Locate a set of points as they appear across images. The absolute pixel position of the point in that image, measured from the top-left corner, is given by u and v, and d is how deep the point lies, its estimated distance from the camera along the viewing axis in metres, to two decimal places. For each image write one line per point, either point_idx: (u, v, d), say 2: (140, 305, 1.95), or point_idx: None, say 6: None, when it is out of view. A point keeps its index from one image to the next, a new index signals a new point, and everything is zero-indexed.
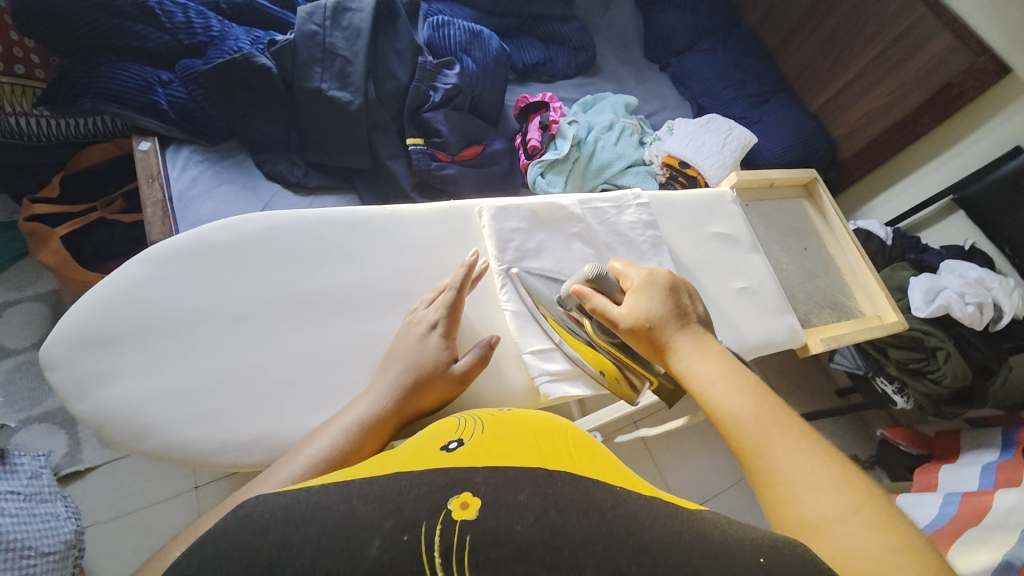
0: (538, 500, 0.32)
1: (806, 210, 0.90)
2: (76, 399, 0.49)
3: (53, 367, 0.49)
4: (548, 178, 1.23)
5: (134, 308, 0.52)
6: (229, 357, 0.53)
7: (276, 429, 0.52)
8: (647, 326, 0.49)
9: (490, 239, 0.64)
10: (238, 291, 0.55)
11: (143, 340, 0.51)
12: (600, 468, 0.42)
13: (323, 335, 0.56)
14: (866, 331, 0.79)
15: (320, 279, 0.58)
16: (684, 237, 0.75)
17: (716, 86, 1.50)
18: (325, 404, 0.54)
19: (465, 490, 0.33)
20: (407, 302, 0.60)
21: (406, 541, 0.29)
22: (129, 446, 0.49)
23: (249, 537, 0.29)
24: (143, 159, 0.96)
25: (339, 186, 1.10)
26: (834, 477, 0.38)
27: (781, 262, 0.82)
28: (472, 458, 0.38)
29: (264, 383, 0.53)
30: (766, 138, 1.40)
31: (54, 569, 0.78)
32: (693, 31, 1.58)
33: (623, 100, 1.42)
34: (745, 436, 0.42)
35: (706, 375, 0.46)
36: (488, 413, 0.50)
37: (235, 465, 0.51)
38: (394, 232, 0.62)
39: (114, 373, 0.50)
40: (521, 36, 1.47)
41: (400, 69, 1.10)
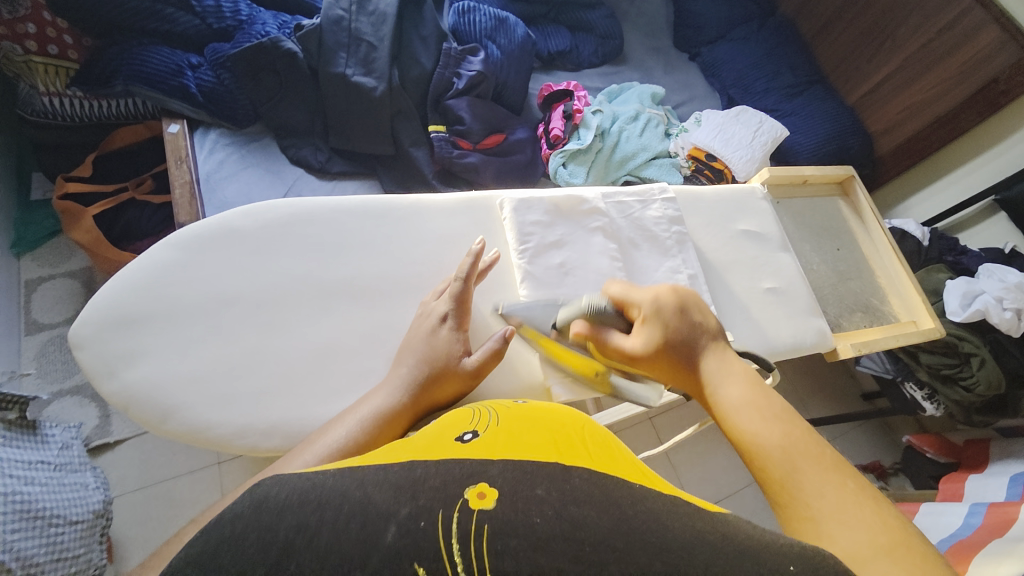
0: (557, 495, 0.32)
1: (840, 209, 0.87)
2: (104, 378, 0.50)
3: (83, 346, 0.50)
4: (570, 169, 1.21)
5: (161, 291, 0.53)
6: (251, 343, 0.54)
7: (295, 415, 0.53)
8: (664, 332, 0.47)
9: (511, 231, 0.64)
10: (260, 277, 0.56)
11: (169, 323, 0.52)
12: (618, 466, 0.41)
13: (344, 324, 0.57)
14: (899, 336, 0.76)
15: (341, 267, 0.58)
16: (710, 234, 0.73)
17: (747, 77, 1.45)
18: (342, 392, 0.54)
19: (482, 481, 0.33)
20: (424, 291, 0.60)
21: (423, 529, 0.29)
22: (154, 425, 0.50)
23: (266, 518, 0.29)
24: (172, 141, 0.98)
25: (361, 172, 1.11)
26: (863, 513, 0.36)
27: (811, 261, 0.80)
28: (486, 451, 0.38)
29: (283, 369, 0.54)
30: (798, 132, 1.35)
31: (79, 538, 0.81)
32: (725, 20, 1.53)
33: (650, 90, 1.38)
34: (773, 470, 0.40)
35: (731, 402, 0.44)
36: (505, 406, 0.49)
37: (254, 448, 0.52)
38: (413, 222, 0.62)
39: (140, 354, 0.51)
40: (547, 23, 1.44)
41: (424, 55, 1.09)
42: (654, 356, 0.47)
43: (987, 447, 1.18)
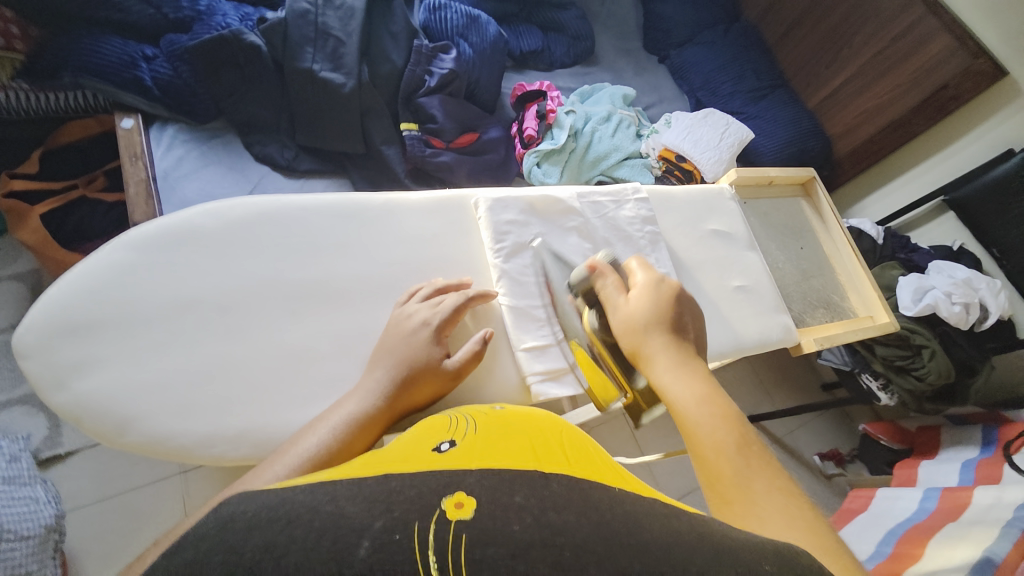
0: (535, 502, 0.32)
1: (803, 209, 0.90)
2: (53, 388, 0.47)
3: (28, 356, 0.47)
4: (544, 169, 1.22)
5: (115, 295, 0.50)
6: (215, 348, 0.51)
7: (263, 422, 0.51)
8: (654, 304, 0.51)
9: (487, 231, 0.63)
10: (224, 279, 0.53)
11: (123, 329, 0.49)
12: (596, 470, 0.41)
13: (314, 327, 0.55)
14: (858, 330, 0.79)
15: (311, 269, 0.56)
16: (682, 233, 0.74)
17: (714, 79, 1.49)
18: (313, 398, 0.53)
19: (459, 492, 0.33)
20: (399, 293, 0.59)
21: (397, 541, 0.28)
22: (110, 438, 0.47)
23: (231, 538, 0.28)
24: (126, 137, 0.92)
25: (330, 170, 1.08)
26: (802, 525, 0.35)
27: (777, 259, 0.82)
28: (465, 461, 0.38)
29: (250, 375, 0.52)
30: (762, 134, 1.40)
31: (32, 557, 0.76)
32: (692, 23, 1.57)
33: (622, 91, 1.40)
34: (719, 464, 0.39)
35: (689, 394, 0.44)
36: (480, 412, 0.49)
37: (221, 458, 0.50)
38: (386, 222, 0.61)
39: (92, 363, 0.48)
40: (520, 22, 1.44)
41: (394, 52, 1.07)
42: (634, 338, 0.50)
43: (938, 433, 1.25)
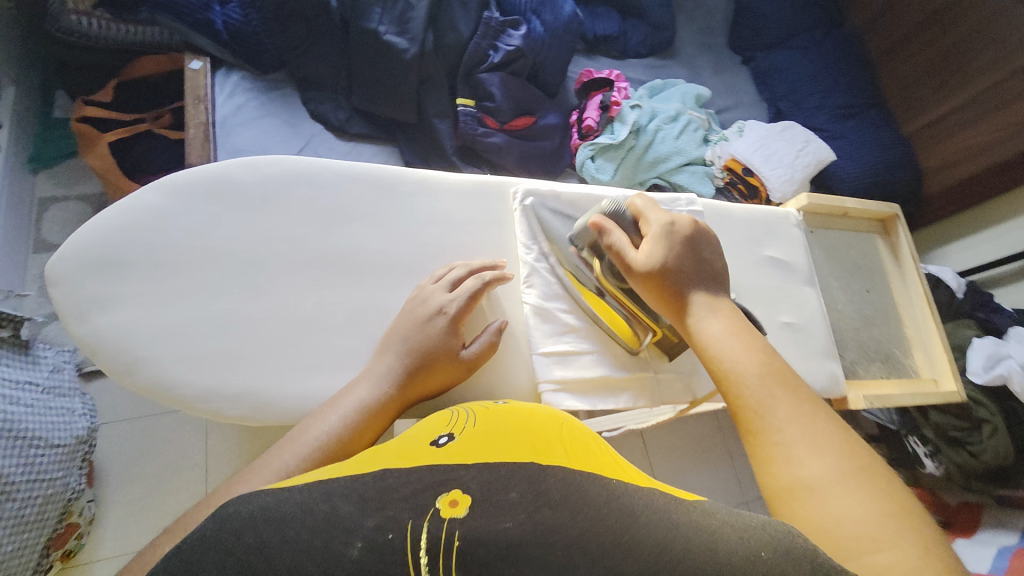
0: (529, 497, 0.32)
1: (877, 248, 0.79)
2: (75, 319, 0.48)
3: (58, 284, 0.48)
4: (598, 163, 1.16)
5: (147, 236, 0.50)
6: (234, 303, 0.51)
7: (265, 386, 0.50)
8: (669, 250, 0.50)
9: (521, 224, 0.60)
10: (255, 234, 0.53)
11: (150, 271, 0.50)
12: (595, 460, 0.41)
13: (332, 297, 0.54)
14: (916, 394, 0.70)
15: (338, 237, 0.55)
16: (736, 256, 0.66)
17: (800, 90, 1.38)
18: (320, 368, 0.52)
19: (455, 488, 0.32)
20: (421, 275, 0.56)
21: (390, 540, 0.28)
22: (122, 376, 0.48)
23: (228, 538, 0.28)
24: (192, 79, 0.94)
25: (381, 136, 1.06)
26: (826, 443, 0.40)
27: (836, 301, 0.72)
28: (460, 456, 0.37)
29: (263, 334, 0.51)
30: (844, 157, 1.28)
31: (60, 460, 0.82)
32: (787, 25, 1.44)
33: (695, 91, 1.32)
34: (747, 397, 0.43)
35: (713, 332, 0.47)
36: (481, 405, 0.48)
37: (218, 413, 0.50)
38: (422, 200, 0.58)
39: (115, 300, 0.49)
40: (598, 4, 1.38)
41: (462, 21, 1.02)
42: (645, 275, 0.50)
43: (979, 514, 1.13)
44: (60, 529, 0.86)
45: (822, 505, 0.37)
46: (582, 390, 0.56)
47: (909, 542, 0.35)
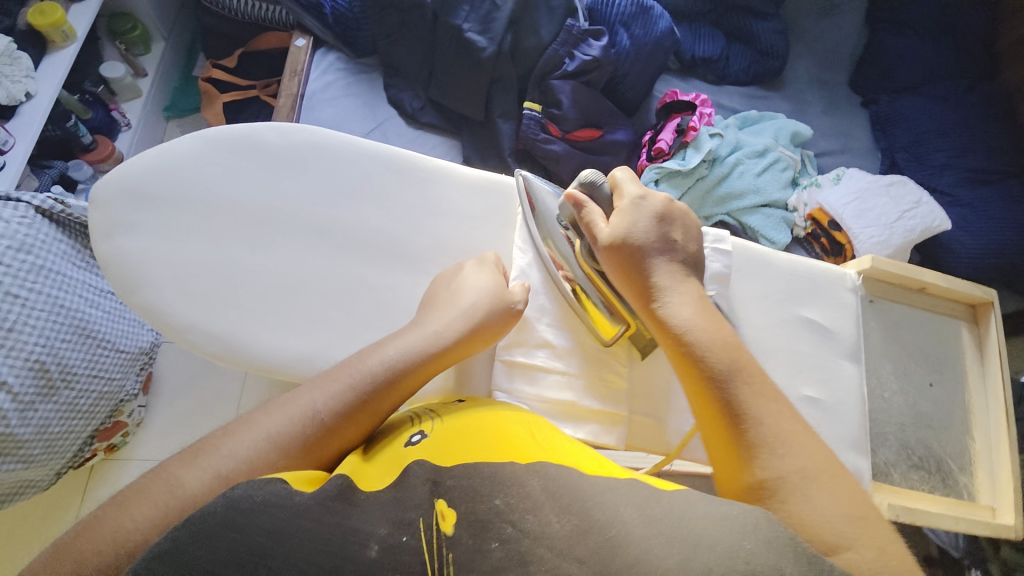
0: (514, 503, 0.37)
1: (960, 338, 0.66)
2: (102, 238, 0.53)
3: (98, 205, 0.53)
4: (661, 188, 1.10)
5: (177, 177, 0.55)
6: (233, 253, 0.54)
7: (242, 334, 0.53)
8: (637, 224, 0.53)
9: (520, 228, 0.59)
10: (268, 192, 0.56)
11: (172, 208, 0.54)
12: (569, 454, 0.45)
13: (323, 266, 0.55)
14: (959, 519, 0.58)
15: (343, 210, 0.57)
16: (761, 309, 0.59)
17: (926, 144, 1.21)
18: (295, 329, 0.54)
19: (441, 499, 0.38)
20: (411, 261, 0.57)
21: (405, 541, 0.35)
22: (124, 295, 0.52)
23: (239, 518, 0.34)
24: (295, 54, 1.08)
25: (448, 129, 1.10)
26: (796, 442, 0.43)
27: (884, 387, 0.61)
28: (434, 453, 0.43)
29: (252, 286, 0.54)
30: (963, 228, 1.12)
31: (121, 364, 0.97)
32: (924, 69, 1.26)
33: (793, 128, 1.20)
34: (714, 394, 0.46)
35: (683, 317, 0.49)
36: (436, 404, 0.52)
37: (195, 347, 0.53)
38: (431, 189, 0.59)
39: (138, 228, 0.53)
40: (703, 24, 1.31)
41: (545, 27, 1.02)
42: (621, 259, 0.52)
43: None
44: (109, 424, 1.03)
45: (798, 502, 0.40)
46: (542, 409, 0.55)
47: (872, 544, 0.38)
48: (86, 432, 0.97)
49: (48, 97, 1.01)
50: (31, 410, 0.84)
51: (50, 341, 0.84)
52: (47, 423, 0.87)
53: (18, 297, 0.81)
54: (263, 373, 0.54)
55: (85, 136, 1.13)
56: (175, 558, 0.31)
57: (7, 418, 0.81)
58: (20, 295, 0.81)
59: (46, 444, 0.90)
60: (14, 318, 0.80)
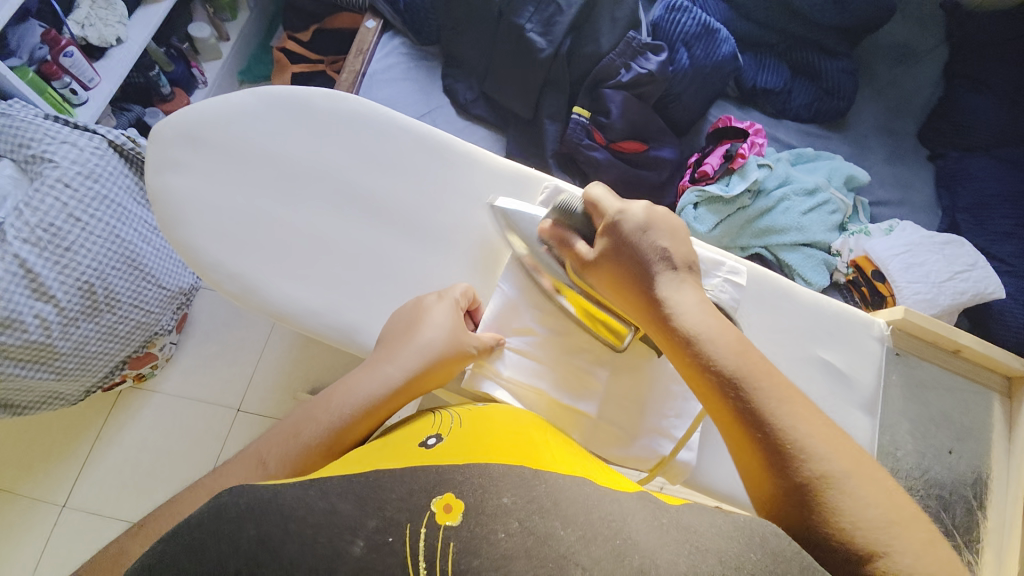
0: (520, 504, 0.37)
1: (991, 410, 0.61)
2: (153, 172, 0.57)
3: (156, 142, 0.57)
4: (699, 212, 1.08)
5: (227, 125, 0.58)
6: (263, 202, 0.57)
7: (260, 279, 0.56)
8: (618, 241, 0.50)
9: (534, 217, 0.59)
10: (306, 150, 0.58)
11: (219, 154, 0.57)
12: (584, 465, 0.46)
13: (344, 227, 0.57)
14: None
15: (373, 178, 0.59)
16: (769, 344, 0.56)
17: (991, 208, 1.15)
18: (309, 282, 0.56)
19: (449, 490, 0.37)
20: (428, 236, 0.58)
21: (390, 543, 0.34)
22: (162, 228, 0.56)
23: (230, 527, 0.33)
24: (364, 34, 1.13)
25: (495, 123, 1.12)
26: (818, 436, 0.39)
27: (899, 446, 0.57)
28: (446, 455, 0.42)
29: (276, 236, 0.56)
30: (1020, 300, 1.05)
31: (161, 301, 1.02)
32: (1002, 130, 1.20)
33: (849, 171, 1.16)
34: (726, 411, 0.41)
35: (687, 316, 0.45)
36: (465, 409, 0.53)
37: (216, 285, 0.56)
38: (460, 170, 0.60)
39: (185, 167, 0.57)
40: (770, 55, 1.28)
41: (605, 36, 1.03)
42: (608, 251, 0.51)
43: None
44: (140, 353, 1.10)
45: (838, 503, 0.36)
46: (518, 393, 0.56)
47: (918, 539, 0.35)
48: (118, 356, 1.03)
49: (135, 44, 1.09)
50: (73, 325, 0.91)
51: (102, 267, 0.91)
52: (84, 341, 0.94)
53: (80, 221, 0.88)
54: (274, 320, 0.56)
55: (164, 87, 1.23)
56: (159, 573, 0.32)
57: (50, 328, 0.89)
58: (82, 218, 0.89)
59: (80, 361, 0.96)
60: (73, 239, 0.88)
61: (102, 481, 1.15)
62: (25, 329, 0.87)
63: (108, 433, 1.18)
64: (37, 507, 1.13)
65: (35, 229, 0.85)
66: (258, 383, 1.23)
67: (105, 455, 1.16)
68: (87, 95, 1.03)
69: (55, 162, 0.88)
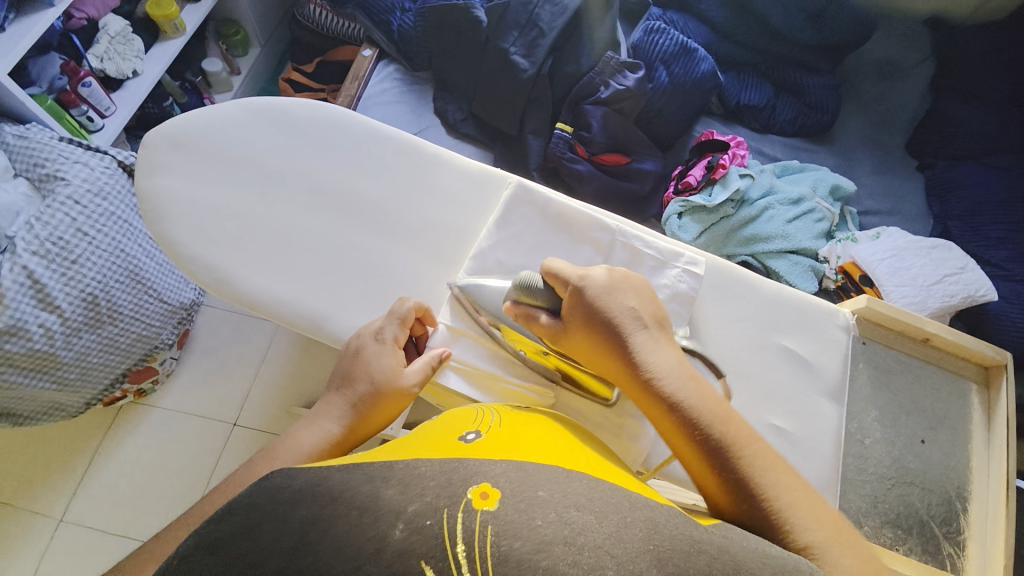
0: (558, 497, 0.32)
1: (967, 397, 0.61)
2: (140, 174, 0.61)
3: (145, 147, 0.62)
4: (684, 221, 1.10)
5: (211, 132, 0.63)
6: (240, 200, 0.61)
7: (235, 272, 0.59)
8: (581, 307, 0.50)
9: (496, 212, 0.61)
10: (282, 153, 0.63)
11: (202, 157, 0.62)
12: (618, 474, 0.42)
13: (313, 222, 0.61)
14: None
15: (343, 178, 0.62)
16: (729, 335, 0.57)
17: (982, 214, 1.14)
18: (277, 273, 0.59)
19: (487, 479, 0.33)
20: (394, 231, 0.61)
21: (429, 526, 0.30)
22: (145, 224, 0.60)
23: (276, 507, 0.30)
24: (360, 62, 1.20)
25: (483, 141, 1.17)
26: (804, 504, 0.39)
27: (866, 434, 0.58)
28: (485, 450, 0.38)
29: (249, 231, 0.60)
30: (1016, 304, 1.04)
31: (162, 315, 1.07)
32: (987, 139, 1.21)
33: (834, 180, 1.17)
34: (708, 474, 0.42)
35: (666, 376, 0.46)
36: (508, 409, 0.50)
37: (192, 277, 0.59)
38: (426, 170, 0.63)
39: (169, 169, 0.61)
40: (752, 74, 1.32)
41: (585, 57, 1.09)
42: (579, 317, 0.50)
43: None
44: (140, 367, 1.12)
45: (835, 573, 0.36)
46: (475, 383, 0.57)
47: None
48: (118, 368, 1.06)
49: (150, 75, 1.18)
50: (76, 336, 0.95)
51: (105, 279, 0.96)
52: (86, 352, 0.98)
53: (87, 235, 0.94)
54: (246, 311, 0.59)
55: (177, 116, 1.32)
56: (221, 549, 0.28)
57: (54, 338, 0.93)
58: (89, 233, 0.94)
59: (81, 371, 1.00)
60: (80, 252, 0.93)
61: (98, 494, 1.16)
62: (30, 338, 0.90)
63: (106, 447, 1.20)
64: (33, 521, 1.14)
65: (44, 242, 0.90)
66: (254, 398, 1.25)
67: (103, 469, 1.18)
68: (103, 122, 1.12)
69: (67, 180, 0.94)
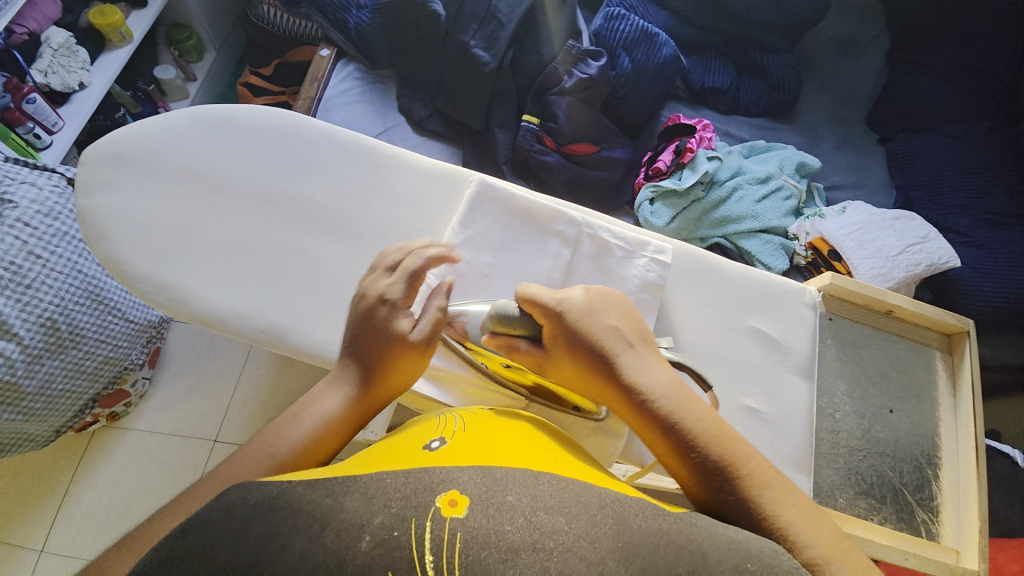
0: (526, 501, 0.32)
1: (933, 364, 0.63)
2: (82, 193, 0.58)
3: (85, 165, 0.59)
4: (655, 207, 1.11)
5: (155, 144, 0.60)
6: (190, 214, 0.59)
7: (190, 289, 0.57)
8: (562, 332, 0.49)
9: (460, 212, 0.60)
10: (232, 164, 0.60)
11: (148, 171, 0.59)
12: (590, 471, 0.41)
13: (269, 233, 0.59)
14: (909, 555, 0.57)
15: (299, 185, 0.61)
16: (700, 321, 0.58)
17: (942, 183, 1.17)
18: (235, 288, 0.57)
19: (454, 487, 0.33)
20: (355, 237, 0.60)
21: (394, 537, 0.29)
22: (91, 245, 0.57)
23: (234, 526, 0.29)
24: (318, 62, 1.17)
25: (450, 137, 1.16)
26: (799, 519, 0.40)
27: (837, 408, 0.59)
28: (448, 458, 0.38)
29: (202, 246, 0.58)
30: (977, 269, 1.07)
31: (130, 335, 1.05)
32: (944, 109, 1.24)
33: (800, 158, 1.18)
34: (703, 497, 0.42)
35: (654, 399, 0.45)
36: (469, 411, 0.50)
37: (145, 297, 0.57)
38: (385, 172, 0.62)
39: (113, 185, 0.59)
40: (715, 56, 1.33)
41: (546, 47, 1.09)
42: (561, 343, 0.49)
43: None
44: (111, 391, 1.10)
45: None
46: (448, 387, 0.57)
47: None
48: (87, 393, 1.03)
49: (98, 87, 1.14)
50: (38, 363, 0.91)
51: (64, 302, 0.92)
52: (50, 379, 0.94)
53: (40, 258, 0.90)
54: (205, 329, 0.57)
55: None
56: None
57: (14, 368, 0.89)
58: (42, 255, 0.90)
59: (47, 401, 0.96)
60: (33, 276, 0.89)
61: (76, 523, 1.13)
62: None
63: (82, 475, 1.16)
64: (11, 556, 1.10)
65: None
66: (234, 413, 1.22)
67: (80, 496, 1.15)
68: (51, 139, 1.07)
69: (15, 202, 0.89)
